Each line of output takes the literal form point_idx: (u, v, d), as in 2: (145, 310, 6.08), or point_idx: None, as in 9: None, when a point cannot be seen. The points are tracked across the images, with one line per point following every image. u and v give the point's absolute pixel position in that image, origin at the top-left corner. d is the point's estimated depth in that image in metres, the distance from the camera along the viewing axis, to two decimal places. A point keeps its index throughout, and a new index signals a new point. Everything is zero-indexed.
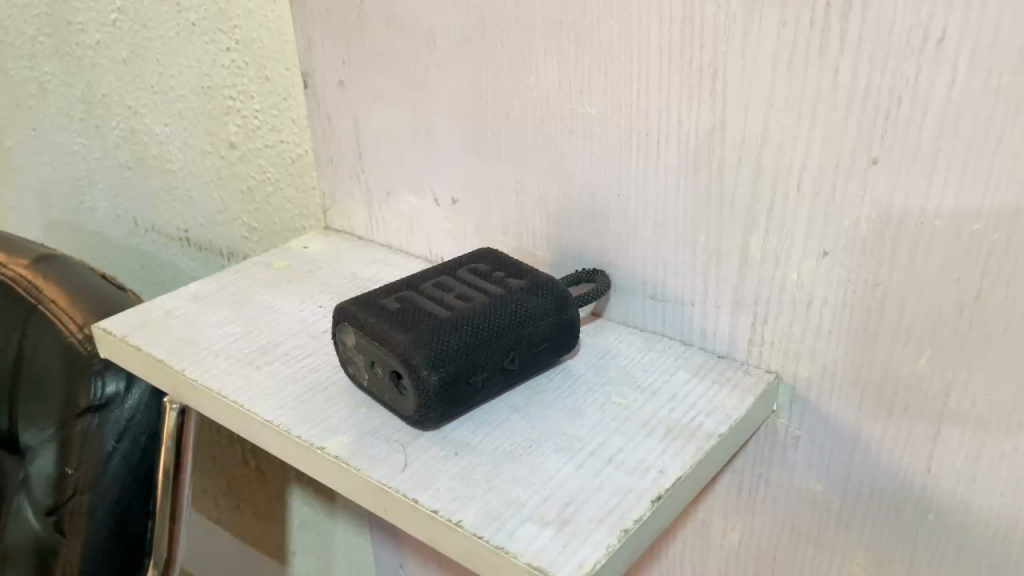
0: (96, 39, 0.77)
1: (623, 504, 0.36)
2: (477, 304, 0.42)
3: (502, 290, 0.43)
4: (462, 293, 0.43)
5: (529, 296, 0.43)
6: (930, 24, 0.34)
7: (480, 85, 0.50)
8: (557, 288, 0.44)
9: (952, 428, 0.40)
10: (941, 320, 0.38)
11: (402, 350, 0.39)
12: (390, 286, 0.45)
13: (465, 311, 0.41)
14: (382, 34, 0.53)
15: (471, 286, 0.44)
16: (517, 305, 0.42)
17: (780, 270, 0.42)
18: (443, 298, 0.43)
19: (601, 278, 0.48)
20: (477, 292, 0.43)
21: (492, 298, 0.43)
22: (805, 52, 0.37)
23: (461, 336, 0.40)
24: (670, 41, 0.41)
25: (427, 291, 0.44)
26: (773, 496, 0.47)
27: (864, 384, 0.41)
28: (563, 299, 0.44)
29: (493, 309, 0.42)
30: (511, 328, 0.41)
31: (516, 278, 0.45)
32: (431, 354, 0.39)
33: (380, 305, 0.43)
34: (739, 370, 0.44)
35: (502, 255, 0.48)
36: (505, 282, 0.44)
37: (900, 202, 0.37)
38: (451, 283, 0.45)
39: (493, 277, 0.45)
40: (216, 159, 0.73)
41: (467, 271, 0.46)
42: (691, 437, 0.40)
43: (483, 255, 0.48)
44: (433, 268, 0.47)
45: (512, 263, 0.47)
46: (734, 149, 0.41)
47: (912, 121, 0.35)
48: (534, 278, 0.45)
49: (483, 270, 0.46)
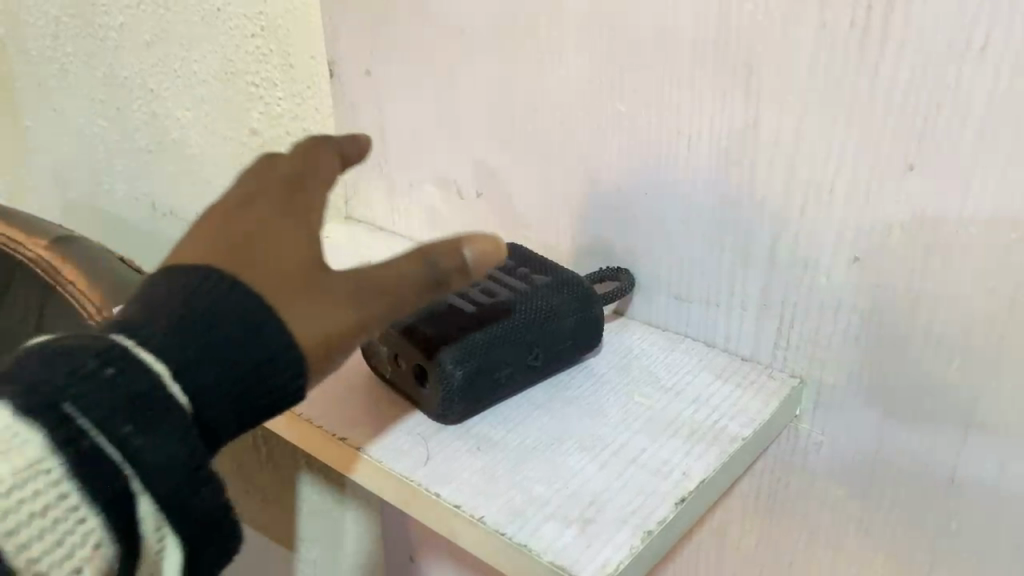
0: (120, 22, 0.77)
1: (646, 506, 0.36)
2: (502, 300, 0.42)
3: (527, 287, 0.43)
4: (486, 289, 0.43)
5: (555, 293, 0.43)
6: (974, 30, 0.33)
7: (508, 78, 0.49)
8: (585, 285, 0.44)
9: (978, 439, 0.39)
10: (972, 329, 0.38)
11: (426, 347, 0.39)
12: (413, 279, 0.45)
13: (491, 307, 0.41)
14: (412, 24, 0.53)
15: (497, 282, 0.44)
16: (543, 302, 0.42)
17: (809, 273, 0.41)
18: (468, 294, 0.43)
19: (626, 278, 0.48)
20: (501, 288, 0.43)
21: (518, 294, 0.43)
22: (843, 55, 0.36)
23: (487, 332, 0.40)
24: (705, 39, 0.40)
25: (451, 286, 0.44)
26: (792, 500, 0.47)
27: (890, 391, 0.41)
28: (591, 298, 0.43)
29: (520, 307, 0.42)
30: (536, 326, 0.41)
31: (542, 275, 0.45)
32: (456, 352, 0.39)
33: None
34: (762, 374, 0.44)
35: (526, 251, 0.48)
36: (530, 278, 0.44)
37: (935, 209, 0.37)
38: (476, 279, 0.45)
39: (520, 274, 0.45)
40: (237, 146, 0.73)
41: (493, 266, 0.46)
42: (716, 439, 0.40)
43: (508, 250, 0.48)
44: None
45: (539, 259, 0.47)
46: (766, 150, 0.40)
47: (950, 128, 0.35)
48: (562, 275, 0.44)
49: (510, 265, 0.46)
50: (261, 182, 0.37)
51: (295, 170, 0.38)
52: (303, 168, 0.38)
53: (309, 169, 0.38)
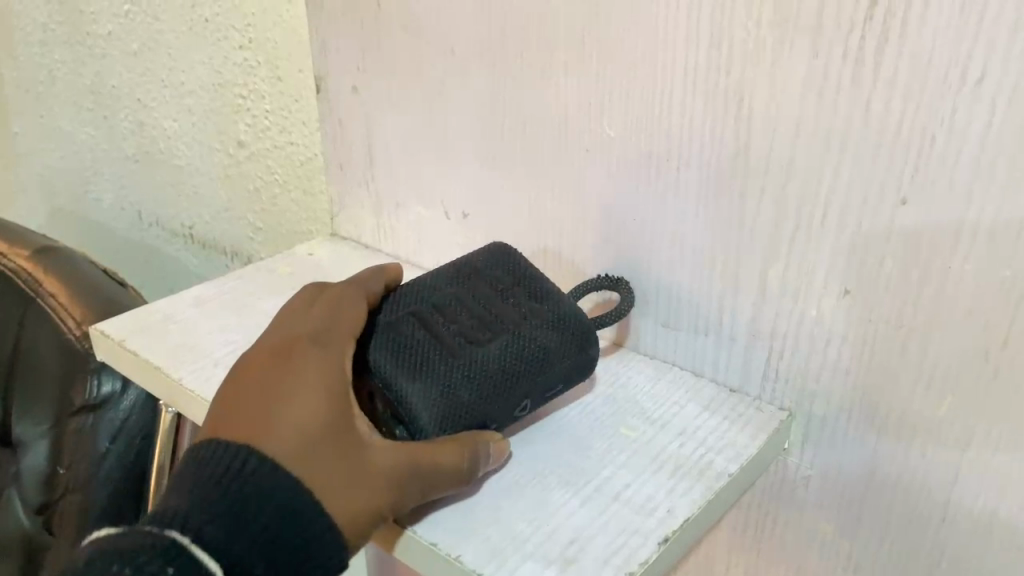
0: (108, 30, 0.76)
1: (629, 546, 0.35)
2: (493, 347, 0.40)
3: (519, 328, 0.41)
4: (475, 324, 0.41)
5: (548, 337, 0.41)
6: (969, 62, 0.32)
7: (497, 98, 0.48)
8: (583, 321, 0.42)
9: (970, 477, 0.38)
10: (964, 365, 0.37)
11: (408, 409, 0.38)
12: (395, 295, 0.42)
13: (480, 356, 0.39)
14: (400, 40, 0.52)
15: (486, 313, 0.41)
16: (536, 347, 0.40)
17: (799, 305, 0.40)
18: (455, 330, 0.40)
19: (626, 294, 0.46)
20: (491, 326, 0.41)
21: (508, 334, 0.40)
22: (836, 84, 0.36)
23: (473, 392, 0.38)
24: (697, 64, 0.39)
25: (437, 313, 0.41)
26: (779, 534, 0.46)
27: (880, 427, 0.40)
28: (588, 340, 0.42)
29: (510, 355, 0.40)
30: (526, 381, 0.40)
31: (536, 303, 0.42)
32: (438, 419, 0.37)
33: (386, 335, 0.40)
34: (751, 407, 0.43)
35: (516, 254, 0.44)
36: (522, 311, 0.41)
37: (928, 243, 0.36)
38: (464, 302, 0.42)
39: (513, 298, 0.42)
40: (224, 158, 0.72)
41: (483, 278, 0.43)
42: (702, 475, 0.39)
43: (499, 251, 0.44)
44: (444, 268, 0.44)
45: (532, 274, 0.44)
46: (757, 178, 0.40)
47: (944, 161, 0.34)
48: (558, 307, 0.42)
49: (501, 279, 0.43)
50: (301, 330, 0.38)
51: (329, 319, 0.39)
52: (328, 309, 0.40)
53: (341, 315, 0.39)
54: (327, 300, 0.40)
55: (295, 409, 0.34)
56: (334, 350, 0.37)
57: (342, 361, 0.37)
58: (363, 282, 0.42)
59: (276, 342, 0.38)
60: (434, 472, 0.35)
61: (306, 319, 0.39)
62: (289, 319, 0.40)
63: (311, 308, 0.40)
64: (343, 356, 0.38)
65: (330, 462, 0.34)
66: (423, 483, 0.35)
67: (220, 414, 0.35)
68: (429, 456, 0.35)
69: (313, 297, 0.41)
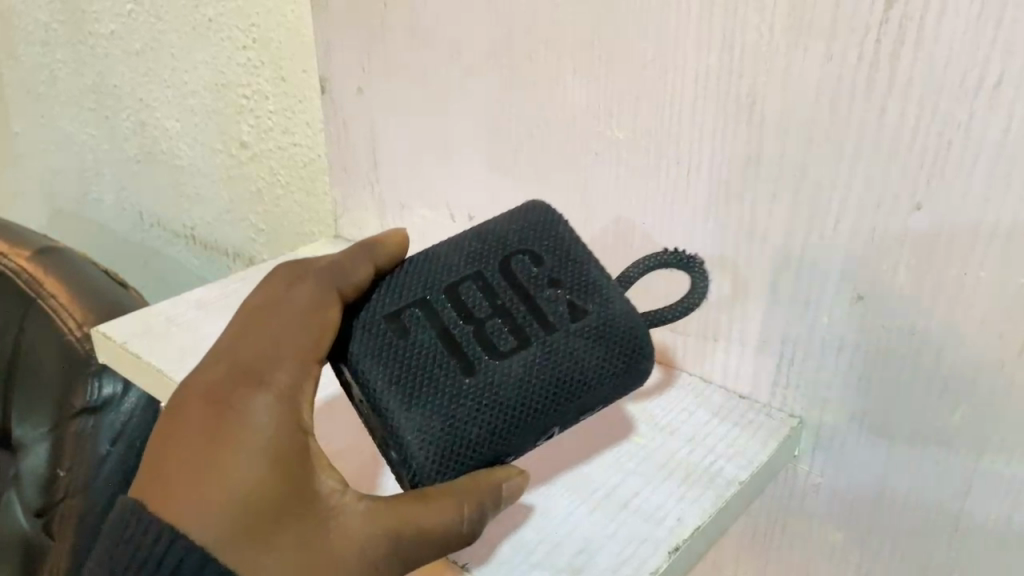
0: (110, 30, 0.75)
1: (638, 555, 0.35)
2: (514, 368, 0.34)
3: (550, 342, 0.35)
4: (496, 335, 0.35)
5: (585, 353, 0.34)
6: (986, 68, 0.31)
7: (504, 100, 0.48)
8: (632, 327, 0.35)
9: (983, 488, 0.38)
10: (978, 375, 0.36)
11: (402, 444, 0.33)
12: (407, 285, 0.36)
13: (497, 380, 0.34)
14: (406, 41, 0.52)
15: (511, 320, 0.35)
16: (566, 368, 0.34)
17: (810, 311, 0.40)
18: (469, 340, 0.35)
19: (698, 274, 0.41)
20: (516, 338, 0.35)
21: (535, 350, 0.34)
22: (850, 89, 0.35)
23: (483, 425, 0.33)
24: (708, 68, 0.39)
25: (452, 314, 0.35)
26: (789, 541, 0.46)
27: (892, 436, 0.40)
28: (634, 352, 0.35)
29: (533, 379, 0.34)
30: (552, 412, 0.34)
31: (575, 302, 0.36)
32: (436, 459, 0.33)
33: (388, 343, 0.35)
34: (761, 413, 0.43)
35: (561, 230, 0.38)
36: (557, 317, 0.35)
37: (943, 251, 0.35)
38: (488, 301, 0.36)
39: (547, 294, 0.36)
40: (227, 159, 0.71)
41: (513, 265, 0.37)
42: (711, 483, 0.39)
43: (538, 225, 0.38)
44: (468, 245, 0.37)
45: (574, 259, 0.37)
46: (768, 183, 0.39)
47: (960, 168, 0.33)
48: (599, 309, 0.35)
49: (535, 268, 0.36)
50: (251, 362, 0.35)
51: (282, 347, 0.35)
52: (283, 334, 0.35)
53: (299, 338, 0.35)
54: (287, 313, 0.36)
55: (233, 484, 0.31)
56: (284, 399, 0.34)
57: (294, 412, 0.34)
58: (341, 271, 0.37)
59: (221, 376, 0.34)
60: (413, 537, 0.33)
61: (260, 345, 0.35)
62: (246, 334, 0.36)
63: (270, 325, 0.36)
64: (296, 404, 0.34)
65: (274, 546, 0.31)
66: (394, 553, 0.33)
67: (157, 470, 0.32)
68: (405, 523, 0.33)
69: (277, 300, 0.37)
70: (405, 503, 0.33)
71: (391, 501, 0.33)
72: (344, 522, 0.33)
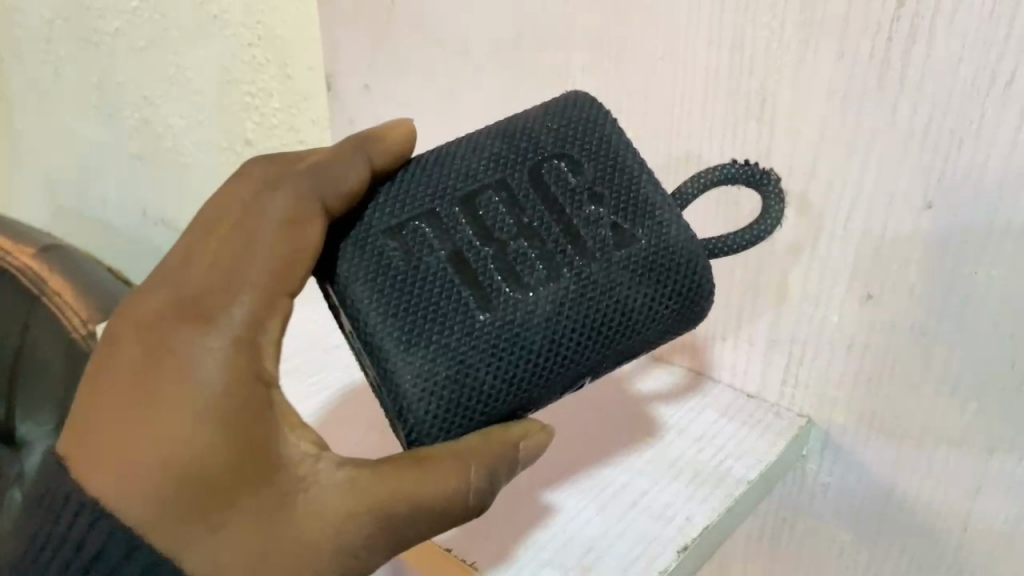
0: (114, 26, 0.75)
1: (647, 554, 0.35)
2: (539, 305, 0.30)
3: (583, 276, 0.30)
4: (521, 265, 0.30)
5: (623, 290, 0.30)
6: (998, 65, 0.31)
7: (513, 97, 0.48)
8: (684, 259, 0.30)
9: (993, 488, 0.37)
10: (989, 375, 0.36)
11: (401, 394, 0.29)
12: (417, 196, 0.32)
13: (518, 322, 0.30)
14: (413, 38, 0.52)
15: (541, 245, 0.30)
16: (601, 308, 0.30)
17: (819, 310, 0.40)
18: (487, 266, 0.30)
19: (770, 188, 0.37)
20: (544, 269, 0.30)
21: (564, 284, 0.30)
22: (861, 87, 0.35)
23: (496, 375, 0.30)
24: (718, 66, 0.39)
25: (470, 231, 0.31)
26: (797, 540, 0.46)
27: (902, 436, 0.39)
28: (684, 293, 0.31)
29: (560, 320, 0.30)
30: (579, 358, 0.30)
31: (620, 227, 0.30)
32: (441, 412, 0.29)
33: (391, 269, 0.30)
34: (770, 412, 0.43)
35: (608, 130, 0.32)
36: (594, 244, 0.30)
37: (954, 250, 0.35)
38: (512, 221, 0.31)
39: (584, 214, 0.31)
40: (232, 156, 0.71)
41: (546, 174, 0.31)
42: (721, 483, 0.39)
43: (581, 122, 0.32)
44: (495, 145, 0.32)
45: (623, 168, 0.31)
46: (778, 182, 0.39)
47: (972, 167, 0.33)
48: (648, 237, 0.30)
49: (574, 179, 0.31)
50: (207, 293, 0.31)
51: (243, 277, 0.32)
52: (246, 261, 0.32)
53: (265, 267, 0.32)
54: (255, 233, 0.33)
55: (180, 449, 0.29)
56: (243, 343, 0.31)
57: (254, 359, 0.31)
58: (329, 176, 0.33)
59: (172, 312, 0.31)
60: (403, 515, 0.31)
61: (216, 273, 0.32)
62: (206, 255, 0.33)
63: (230, 246, 0.32)
64: (258, 348, 0.31)
65: (232, 514, 0.29)
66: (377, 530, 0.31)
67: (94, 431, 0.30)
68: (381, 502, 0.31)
69: (243, 212, 0.33)
70: (396, 477, 0.30)
71: (379, 473, 0.31)
72: (318, 491, 0.31)
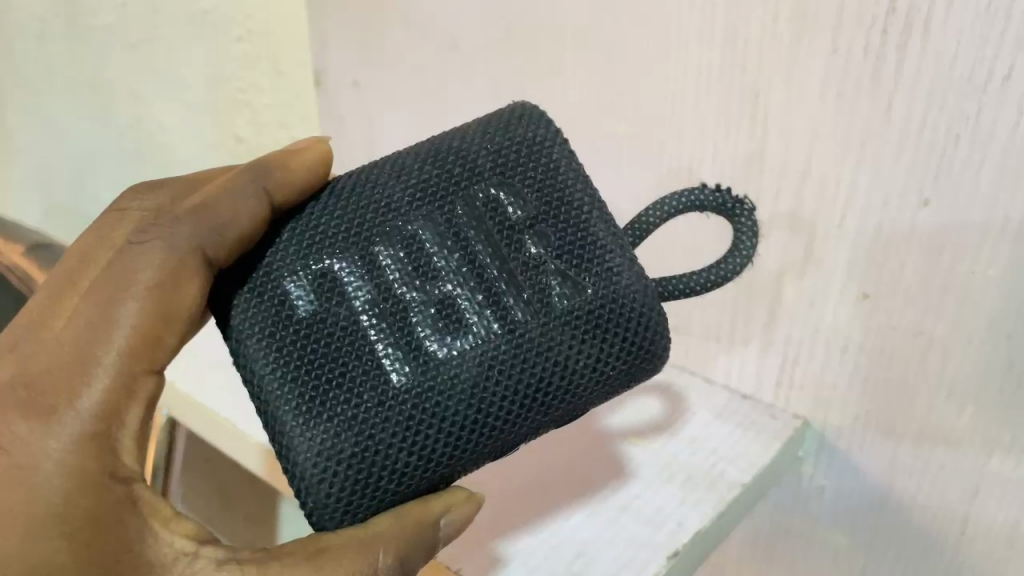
0: (106, 22, 0.74)
1: (637, 560, 0.36)
2: (465, 367, 0.29)
3: (514, 333, 0.29)
4: (449, 319, 0.30)
5: (557, 350, 0.29)
6: (996, 59, 0.30)
7: (504, 94, 0.47)
8: (637, 310, 0.30)
9: (992, 492, 0.37)
10: (987, 377, 0.35)
11: (305, 461, 0.29)
12: (340, 232, 0.31)
13: (439, 386, 0.29)
14: (403, 34, 0.51)
15: (474, 295, 0.30)
16: (533, 368, 0.29)
17: (815, 311, 0.39)
18: (414, 317, 0.30)
19: (742, 220, 0.34)
20: (474, 324, 0.30)
21: (492, 343, 0.29)
22: (855, 82, 0.34)
23: (412, 445, 0.29)
24: (710, 61, 0.38)
25: (394, 277, 0.30)
26: (793, 544, 0.45)
27: (898, 438, 0.39)
28: (634, 346, 0.30)
29: (488, 380, 0.29)
30: (503, 426, 0.29)
31: (561, 271, 0.30)
32: (350, 482, 0.29)
33: (304, 321, 0.30)
34: (765, 415, 0.42)
35: (555, 161, 0.31)
36: (529, 300, 0.30)
37: (951, 250, 0.34)
38: (441, 267, 0.30)
39: (522, 257, 0.30)
40: (223, 154, 0.70)
41: (482, 209, 0.30)
42: (713, 486, 0.39)
43: (527, 144, 0.31)
44: (426, 172, 0.31)
45: (567, 203, 0.30)
46: (773, 179, 0.38)
47: (969, 165, 0.32)
48: (594, 285, 0.29)
49: (513, 214, 0.30)
50: (54, 374, 0.31)
51: (94, 355, 0.31)
52: (101, 332, 0.32)
53: (120, 344, 0.32)
54: (115, 295, 0.32)
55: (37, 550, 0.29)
56: (95, 436, 0.31)
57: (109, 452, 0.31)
58: (222, 213, 0.33)
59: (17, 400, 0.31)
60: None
61: (66, 348, 0.31)
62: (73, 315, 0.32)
63: (85, 314, 0.32)
64: (112, 437, 0.31)
65: None
66: None
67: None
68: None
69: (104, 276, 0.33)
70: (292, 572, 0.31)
71: (270, 569, 0.31)
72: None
